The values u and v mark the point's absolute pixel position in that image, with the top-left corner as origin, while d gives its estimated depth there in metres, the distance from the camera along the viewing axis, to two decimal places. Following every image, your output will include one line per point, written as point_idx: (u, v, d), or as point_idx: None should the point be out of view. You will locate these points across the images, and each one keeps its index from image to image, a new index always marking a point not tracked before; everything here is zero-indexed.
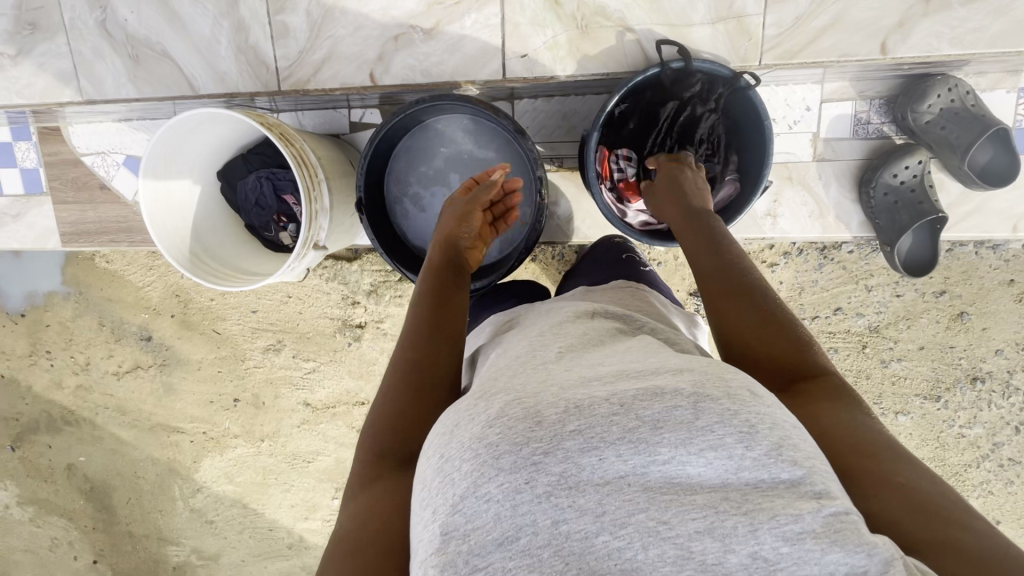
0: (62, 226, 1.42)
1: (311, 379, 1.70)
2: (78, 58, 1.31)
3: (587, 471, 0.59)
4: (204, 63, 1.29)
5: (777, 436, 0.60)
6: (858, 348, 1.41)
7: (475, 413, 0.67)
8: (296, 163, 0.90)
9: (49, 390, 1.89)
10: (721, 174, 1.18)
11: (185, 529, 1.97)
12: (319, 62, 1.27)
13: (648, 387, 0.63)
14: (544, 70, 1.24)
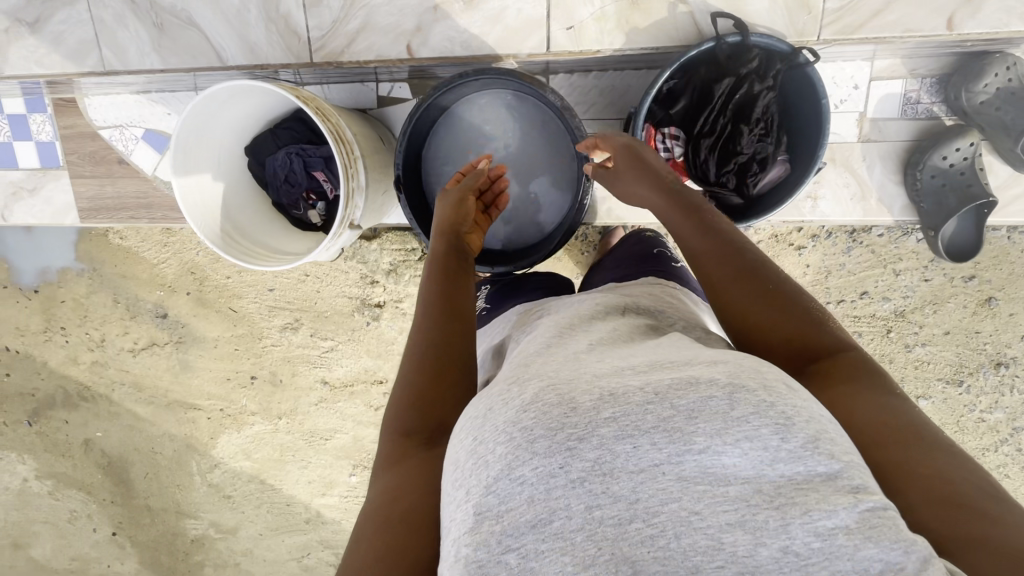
0: (80, 201, 1.37)
1: (329, 358, 1.69)
2: (99, 25, 1.27)
3: (622, 458, 0.58)
4: (232, 33, 1.25)
5: (812, 429, 0.58)
6: (883, 332, 1.40)
7: (509, 397, 0.66)
8: (335, 141, 0.87)
9: (64, 366, 1.89)
10: (773, 154, 1.11)
11: (203, 503, 1.99)
12: (353, 33, 1.24)
13: (683, 377, 0.63)
14: (590, 43, 1.21)
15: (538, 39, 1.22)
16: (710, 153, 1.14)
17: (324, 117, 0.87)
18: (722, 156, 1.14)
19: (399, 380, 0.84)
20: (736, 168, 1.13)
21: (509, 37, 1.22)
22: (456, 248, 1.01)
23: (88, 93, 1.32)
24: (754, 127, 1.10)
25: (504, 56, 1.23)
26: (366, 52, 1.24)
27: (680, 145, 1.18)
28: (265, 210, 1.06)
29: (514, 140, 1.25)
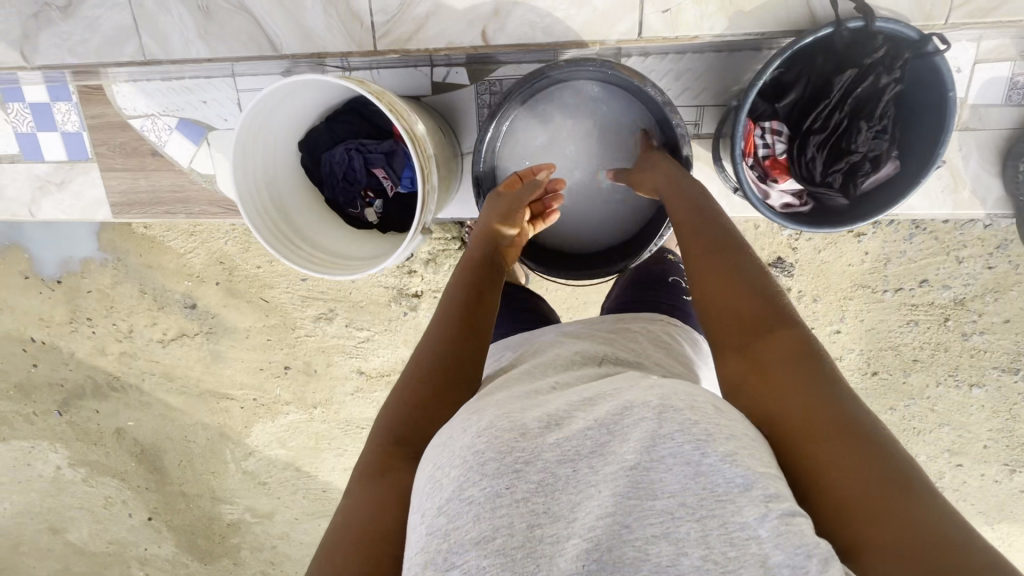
0: (112, 195, 1.30)
1: (364, 348, 1.67)
2: (138, 10, 1.19)
3: (567, 483, 0.57)
4: (287, 17, 1.17)
5: (732, 448, 0.56)
6: (940, 321, 1.37)
7: (467, 424, 0.64)
8: (409, 138, 0.78)
9: (92, 356, 1.86)
10: (887, 150, 1.00)
11: (237, 490, 2.00)
12: (423, 17, 1.15)
13: (617, 407, 0.61)
14: (688, 28, 1.12)
15: (630, 24, 1.13)
16: (818, 150, 1.02)
17: (398, 114, 0.78)
18: (832, 154, 1.02)
19: (394, 389, 0.79)
20: (846, 167, 1.01)
21: (598, 23, 1.13)
22: (491, 260, 0.96)
23: (118, 79, 1.24)
24: (873, 123, 0.98)
25: (588, 42, 1.14)
26: (436, 37, 1.16)
27: (782, 141, 1.05)
28: (317, 210, 0.96)
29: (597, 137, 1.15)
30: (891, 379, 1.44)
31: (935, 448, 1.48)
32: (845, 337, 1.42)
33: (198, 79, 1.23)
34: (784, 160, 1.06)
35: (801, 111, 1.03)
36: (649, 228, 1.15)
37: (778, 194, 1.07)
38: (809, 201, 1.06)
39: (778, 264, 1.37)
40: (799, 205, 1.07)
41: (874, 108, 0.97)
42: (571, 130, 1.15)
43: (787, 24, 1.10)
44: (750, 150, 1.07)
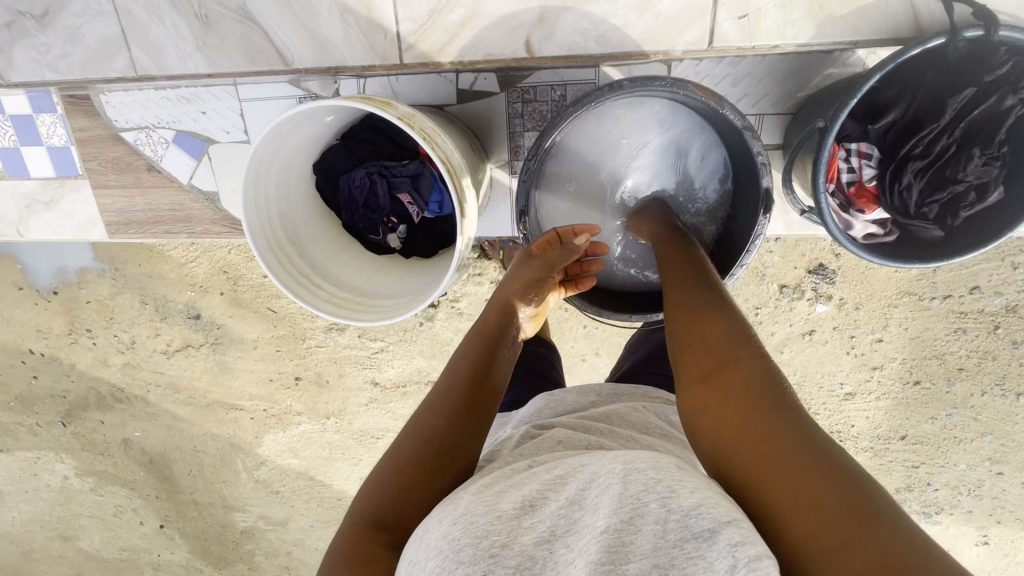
0: (107, 214, 1.21)
1: (379, 359, 1.61)
2: (126, 18, 1.09)
3: (545, 565, 0.49)
4: (299, 27, 1.07)
5: (698, 499, 0.51)
6: (990, 328, 1.29)
7: (444, 513, 0.58)
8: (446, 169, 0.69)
9: (95, 367, 1.79)
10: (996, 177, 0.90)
11: (251, 498, 1.91)
12: (458, 26, 1.05)
13: (584, 479, 0.58)
14: (768, 36, 1.02)
15: (699, 32, 1.03)
16: (915, 177, 0.94)
17: (432, 141, 0.69)
18: (933, 181, 0.93)
19: (377, 468, 0.70)
20: (946, 197, 0.92)
21: (662, 31, 1.03)
22: (507, 331, 0.84)
23: (108, 90, 1.14)
24: (989, 149, 0.89)
25: (650, 52, 1.05)
26: (474, 48, 1.06)
27: (871, 166, 0.97)
28: (335, 239, 0.88)
29: (659, 160, 1.02)
30: (934, 388, 1.37)
31: (977, 457, 1.41)
32: (886, 346, 1.35)
33: (194, 88, 1.12)
34: (872, 187, 0.98)
35: (898, 133, 0.94)
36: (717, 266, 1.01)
37: (862, 225, 0.99)
38: (894, 230, 0.99)
39: (819, 270, 1.30)
40: (883, 234, 0.99)
41: (991, 132, 0.88)
42: (627, 150, 1.00)
43: (886, 33, 1.00)
44: (833, 175, 0.99)
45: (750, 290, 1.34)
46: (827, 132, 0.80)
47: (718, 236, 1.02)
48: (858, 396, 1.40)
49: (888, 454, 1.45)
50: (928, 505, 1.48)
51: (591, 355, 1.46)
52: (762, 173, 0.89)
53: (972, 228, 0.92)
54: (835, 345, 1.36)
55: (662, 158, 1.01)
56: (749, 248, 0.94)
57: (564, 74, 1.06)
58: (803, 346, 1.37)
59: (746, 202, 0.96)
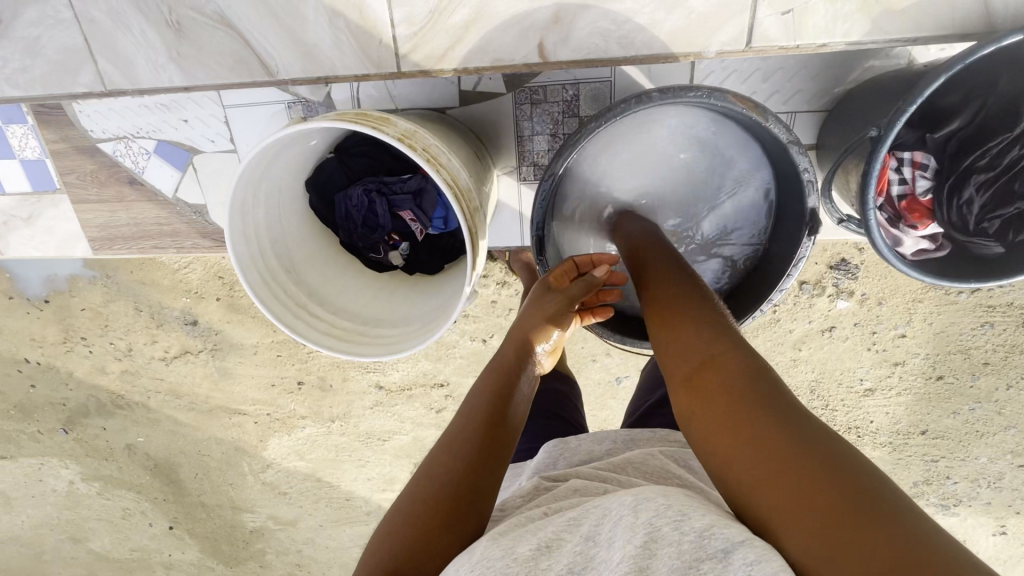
0: (90, 229, 1.15)
1: (383, 362, 1.57)
2: (89, 27, 1.00)
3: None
4: (282, 33, 0.98)
5: (711, 521, 0.48)
6: (1019, 322, 1.24)
7: (459, 562, 0.54)
8: (453, 196, 0.63)
9: (93, 375, 1.74)
10: None
11: (259, 499, 1.88)
12: (461, 29, 0.96)
13: (597, 513, 0.55)
14: (812, 35, 0.93)
15: (737, 31, 0.93)
16: (977, 191, 0.88)
17: (434, 164, 0.63)
18: (998, 195, 0.87)
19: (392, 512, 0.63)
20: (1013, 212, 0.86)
21: (694, 32, 0.94)
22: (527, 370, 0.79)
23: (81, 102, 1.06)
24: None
25: (678, 55, 0.95)
26: (480, 53, 0.97)
27: (927, 177, 0.91)
28: (334, 259, 0.84)
29: (692, 172, 0.94)
30: (957, 383, 1.33)
31: (998, 450, 1.38)
32: (908, 342, 1.30)
33: (174, 95, 1.05)
34: (927, 201, 0.91)
35: (959, 142, 0.89)
36: (753, 287, 0.96)
37: (913, 240, 0.92)
38: (947, 245, 0.92)
39: (841, 266, 1.24)
40: (934, 249, 0.93)
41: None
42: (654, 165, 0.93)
43: (949, 28, 0.90)
44: (883, 187, 0.93)
45: None
46: (879, 142, 0.74)
47: (753, 254, 0.97)
48: (878, 391, 1.36)
49: (906, 449, 1.42)
50: (946, 497, 1.45)
51: (602, 355, 1.42)
52: (808, 193, 0.84)
53: None
54: (856, 341, 1.31)
55: (694, 170, 0.94)
56: (789, 272, 0.88)
57: (576, 73, 1.00)
58: (822, 343, 1.32)
59: (788, 220, 0.91)
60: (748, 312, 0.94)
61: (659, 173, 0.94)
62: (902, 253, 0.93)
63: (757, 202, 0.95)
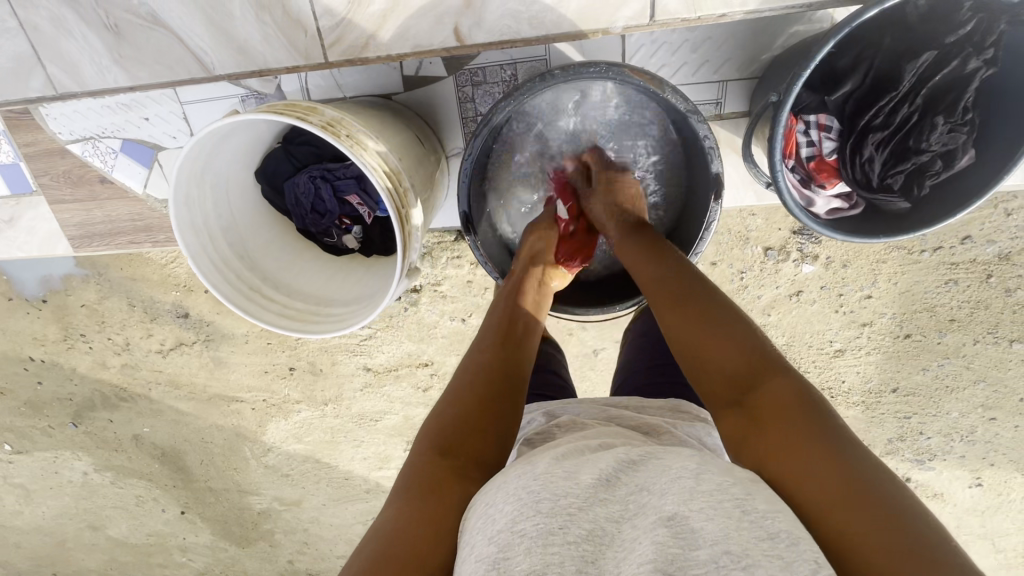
0: (68, 228, 1.20)
1: (369, 345, 1.62)
2: (35, 34, 1.03)
3: (614, 539, 0.50)
4: (212, 30, 1.01)
5: (778, 507, 0.51)
6: (983, 278, 1.26)
7: (521, 471, 0.61)
8: (379, 178, 0.68)
9: (95, 370, 1.81)
10: (962, 143, 0.85)
11: (263, 482, 1.96)
12: (380, 17, 0.98)
13: (656, 464, 0.58)
14: (715, 5, 0.94)
15: (639, 6, 0.95)
16: (876, 150, 0.90)
17: (359, 150, 0.67)
18: (896, 152, 0.89)
19: (435, 410, 0.76)
20: (909, 169, 0.88)
21: (599, 8, 0.95)
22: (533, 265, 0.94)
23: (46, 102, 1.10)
24: (953, 116, 0.84)
25: (587, 32, 0.96)
26: (402, 39, 0.99)
27: (831, 138, 0.93)
28: (290, 245, 0.88)
29: (616, 147, 0.98)
30: (926, 340, 1.35)
31: (969, 405, 1.41)
32: (875, 302, 1.32)
33: (133, 94, 1.08)
34: (832, 161, 0.94)
35: (857, 102, 0.89)
36: (674, 255, 0.99)
37: (824, 200, 0.97)
38: (859, 203, 0.96)
39: (804, 231, 1.26)
40: (848, 208, 0.97)
41: (956, 98, 0.83)
42: (572, 142, 0.98)
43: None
44: (792, 150, 0.97)
45: (733, 254, 1.31)
46: (781, 106, 0.78)
47: (675, 223, 1.00)
48: (849, 351, 1.39)
49: (879, 407, 1.45)
50: (921, 453, 1.49)
51: (578, 329, 1.46)
52: (712, 159, 0.87)
53: (932, 201, 0.88)
54: (824, 304, 1.34)
55: (616, 145, 0.97)
56: (704, 237, 0.93)
57: (514, 53, 1.02)
58: (790, 307, 1.35)
59: (700, 186, 0.94)
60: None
61: (578, 149, 0.98)
62: (816, 213, 0.98)
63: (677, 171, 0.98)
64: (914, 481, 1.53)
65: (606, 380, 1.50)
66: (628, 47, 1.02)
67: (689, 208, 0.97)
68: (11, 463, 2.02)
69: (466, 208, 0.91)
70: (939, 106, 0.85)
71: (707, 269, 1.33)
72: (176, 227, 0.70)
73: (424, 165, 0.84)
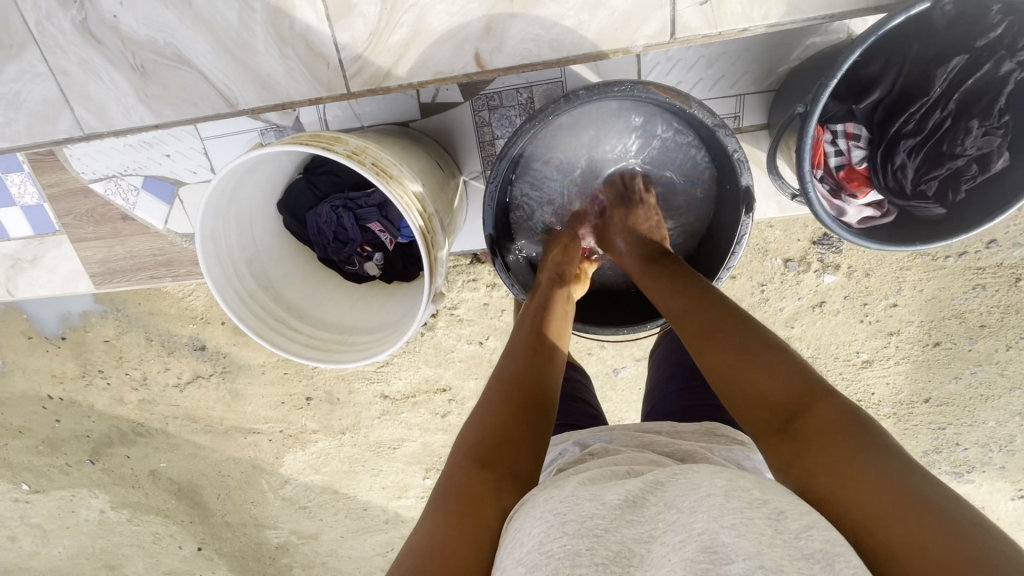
0: (90, 266, 1.21)
1: (385, 372, 1.61)
2: (63, 78, 1.05)
3: (644, 559, 0.48)
4: (235, 65, 1.03)
5: (812, 517, 0.50)
6: (1011, 282, 1.23)
7: (549, 493, 0.59)
8: (406, 206, 0.67)
9: (113, 406, 1.81)
10: (1000, 145, 0.84)
11: (281, 515, 1.93)
12: (400, 47, 0.99)
13: (687, 481, 0.57)
14: (734, 22, 0.94)
15: (660, 24, 0.95)
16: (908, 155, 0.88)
17: (385, 177, 0.67)
18: (929, 158, 0.88)
19: (468, 422, 0.74)
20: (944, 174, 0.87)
21: (620, 29, 0.95)
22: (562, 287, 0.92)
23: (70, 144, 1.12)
24: (988, 119, 0.83)
25: (608, 53, 0.97)
26: (423, 67, 1.00)
27: (861, 147, 0.92)
28: (312, 274, 0.88)
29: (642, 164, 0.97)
30: (955, 348, 1.32)
31: (1005, 413, 1.37)
32: (901, 310, 1.30)
33: (155, 132, 1.11)
34: (864, 169, 0.93)
35: (885, 111, 0.89)
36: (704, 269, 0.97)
37: (857, 208, 0.95)
38: (892, 210, 0.95)
39: (825, 240, 1.24)
40: (880, 216, 0.95)
41: (990, 101, 0.82)
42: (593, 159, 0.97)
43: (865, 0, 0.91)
44: (820, 160, 0.95)
45: (753, 267, 1.29)
46: (808, 117, 0.77)
47: (696, 237, 1.00)
48: (876, 362, 1.36)
49: (910, 418, 1.42)
50: (958, 464, 1.45)
51: (597, 348, 1.43)
52: (742, 171, 0.87)
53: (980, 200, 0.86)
54: (849, 314, 1.31)
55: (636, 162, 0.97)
56: (734, 251, 0.92)
57: (530, 76, 1.03)
58: (814, 318, 1.33)
59: (725, 199, 0.93)
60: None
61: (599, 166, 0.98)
62: (849, 222, 0.97)
63: (698, 186, 0.97)
64: None
65: (628, 400, 1.48)
66: (646, 67, 1.03)
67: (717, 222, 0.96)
68: (28, 502, 2.01)
69: (491, 229, 0.91)
70: (977, 109, 0.83)
71: (727, 283, 1.31)
72: (203, 257, 0.70)
73: (442, 191, 0.83)
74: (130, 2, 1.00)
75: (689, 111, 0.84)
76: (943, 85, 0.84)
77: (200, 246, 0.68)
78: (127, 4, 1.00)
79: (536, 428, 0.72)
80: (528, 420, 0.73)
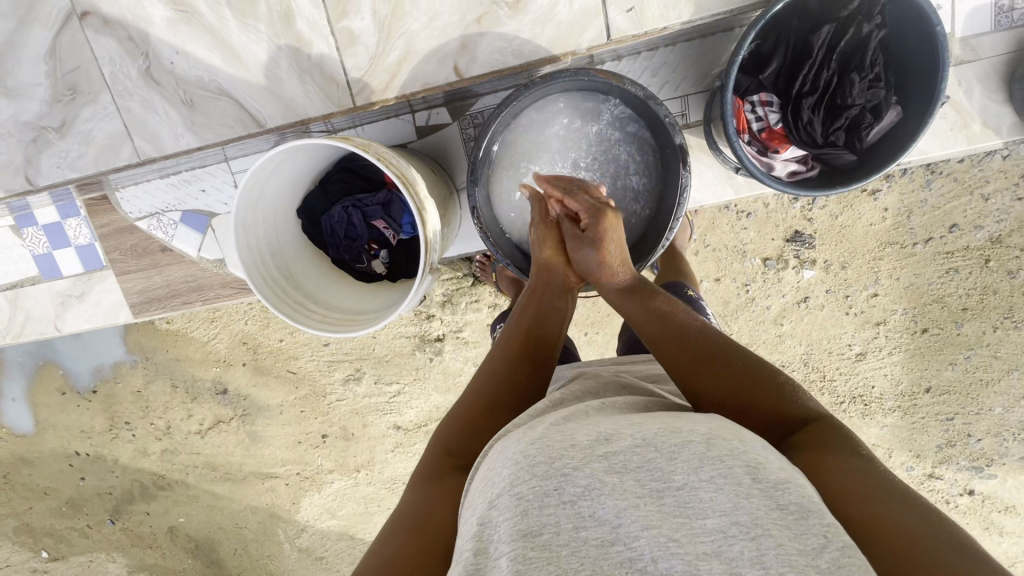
0: (131, 297, 1.36)
1: (398, 402, 1.66)
2: (127, 116, 1.26)
3: (613, 489, 0.52)
4: (266, 93, 1.23)
5: (790, 476, 0.53)
6: (981, 263, 1.30)
7: (524, 432, 0.62)
8: (399, 178, 0.81)
9: (136, 459, 1.87)
10: (884, 96, 0.96)
11: (297, 569, 1.89)
12: (395, 65, 1.19)
13: (666, 425, 0.58)
14: (655, 22, 1.13)
15: (598, 29, 1.14)
16: (814, 113, 1.00)
17: (383, 159, 0.81)
18: (828, 112, 1.00)
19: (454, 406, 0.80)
20: (846, 123, 0.98)
21: (567, 35, 1.15)
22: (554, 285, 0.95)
23: (120, 184, 1.30)
24: (865, 73, 0.96)
25: (560, 55, 1.16)
26: (414, 80, 1.19)
27: (774, 111, 1.03)
28: (326, 273, 1.01)
29: (594, 148, 1.07)
30: (944, 333, 1.36)
31: (1010, 399, 1.38)
32: (883, 299, 1.36)
33: (193, 169, 1.28)
34: (781, 129, 1.04)
35: (786, 77, 1.02)
36: (658, 228, 1.05)
37: (783, 163, 1.04)
38: (815, 165, 1.04)
39: (797, 238, 1.34)
40: (806, 170, 1.05)
41: (862, 57, 0.96)
42: (550, 146, 1.07)
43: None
44: (744, 126, 1.05)
45: (734, 269, 1.38)
46: (725, 88, 0.92)
47: (652, 208, 1.06)
48: (870, 354, 1.40)
49: (917, 411, 1.43)
50: (976, 459, 1.43)
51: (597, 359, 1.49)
52: (674, 132, 0.97)
53: (882, 148, 0.97)
54: (834, 308, 1.38)
55: (588, 145, 1.06)
56: (682, 203, 0.98)
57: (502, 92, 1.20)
58: (801, 314, 1.39)
59: (670, 166, 1.02)
60: (655, 247, 1.01)
61: (556, 153, 1.07)
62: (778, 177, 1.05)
63: (649, 161, 1.05)
64: (980, 493, 1.46)
65: None
66: None
67: (664, 188, 1.04)
68: (45, 573, 2.00)
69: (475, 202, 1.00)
70: (857, 67, 0.97)
71: (712, 285, 1.40)
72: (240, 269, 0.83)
73: (432, 183, 0.96)
74: (180, 48, 1.22)
75: (623, 88, 0.97)
76: (824, 50, 0.97)
77: (236, 257, 0.81)
78: (179, 50, 1.22)
79: (511, 408, 0.77)
80: (504, 405, 0.77)
